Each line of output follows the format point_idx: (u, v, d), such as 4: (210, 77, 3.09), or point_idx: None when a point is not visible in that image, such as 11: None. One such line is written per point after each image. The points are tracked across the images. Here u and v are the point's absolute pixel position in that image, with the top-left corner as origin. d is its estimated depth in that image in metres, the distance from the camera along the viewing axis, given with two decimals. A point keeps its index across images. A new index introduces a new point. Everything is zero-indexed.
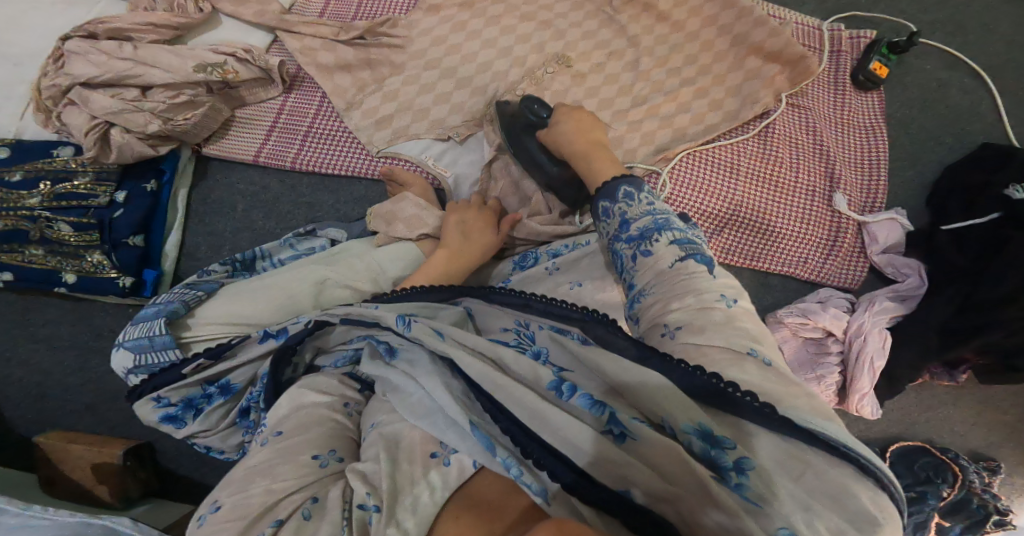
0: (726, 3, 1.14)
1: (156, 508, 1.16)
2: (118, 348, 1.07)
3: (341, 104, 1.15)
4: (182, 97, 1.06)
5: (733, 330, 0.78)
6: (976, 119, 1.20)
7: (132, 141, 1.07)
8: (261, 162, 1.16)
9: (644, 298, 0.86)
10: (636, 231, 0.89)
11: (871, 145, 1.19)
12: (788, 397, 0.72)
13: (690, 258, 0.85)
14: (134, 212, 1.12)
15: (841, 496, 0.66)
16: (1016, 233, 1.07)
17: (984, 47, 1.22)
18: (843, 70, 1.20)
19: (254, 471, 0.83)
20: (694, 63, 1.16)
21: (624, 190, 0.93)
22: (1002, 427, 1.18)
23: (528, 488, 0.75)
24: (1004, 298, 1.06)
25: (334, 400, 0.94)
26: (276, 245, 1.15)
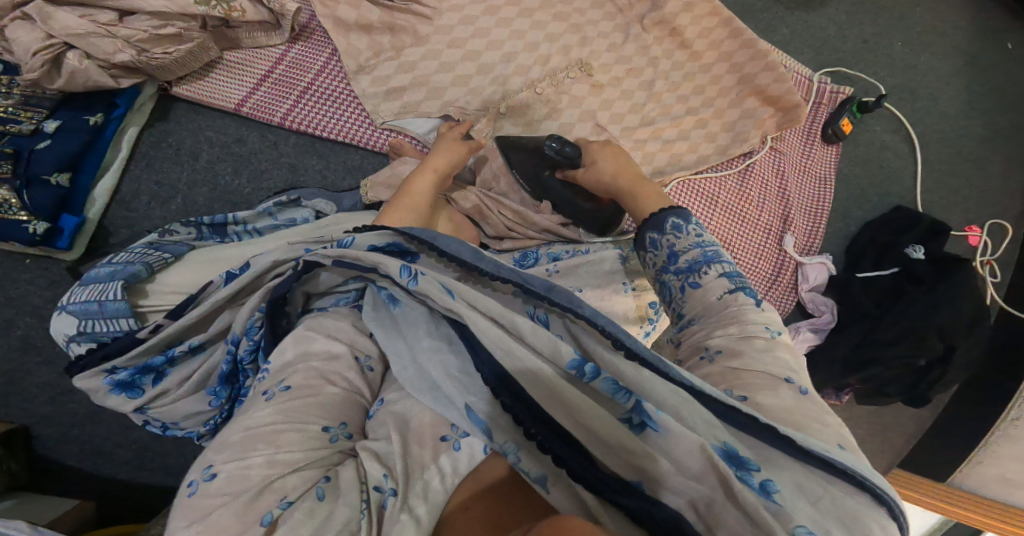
0: (745, 43, 1.21)
1: (30, 502, 1.02)
2: (58, 313, 0.93)
3: (351, 66, 1.12)
4: (170, 29, 1.03)
5: (773, 359, 0.77)
6: (897, 184, 1.45)
7: (90, 67, 1.00)
8: (244, 112, 1.13)
9: (690, 326, 0.83)
10: (683, 263, 0.84)
11: (819, 195, 1.36)
12: (813, 423, 0.74)
13: (740, 292, 0.82)
14: (64, 146, 1.01)
15: (853, 521, 0.69)
16: (910, 288, 1.32)
17: (921, 119, 1.48)
18: (817, 122, 1.37)
19: (256, 437, 0.78)
20: (701, 94, 1.24)
21: (672, 222, 0.88)
22: (855, 442, 1.46)
23: (528, 473, 0.78)
24: (892, 339, 1.29)
25: (346, 353, 0.90)
26: (254, 214, 1.04)
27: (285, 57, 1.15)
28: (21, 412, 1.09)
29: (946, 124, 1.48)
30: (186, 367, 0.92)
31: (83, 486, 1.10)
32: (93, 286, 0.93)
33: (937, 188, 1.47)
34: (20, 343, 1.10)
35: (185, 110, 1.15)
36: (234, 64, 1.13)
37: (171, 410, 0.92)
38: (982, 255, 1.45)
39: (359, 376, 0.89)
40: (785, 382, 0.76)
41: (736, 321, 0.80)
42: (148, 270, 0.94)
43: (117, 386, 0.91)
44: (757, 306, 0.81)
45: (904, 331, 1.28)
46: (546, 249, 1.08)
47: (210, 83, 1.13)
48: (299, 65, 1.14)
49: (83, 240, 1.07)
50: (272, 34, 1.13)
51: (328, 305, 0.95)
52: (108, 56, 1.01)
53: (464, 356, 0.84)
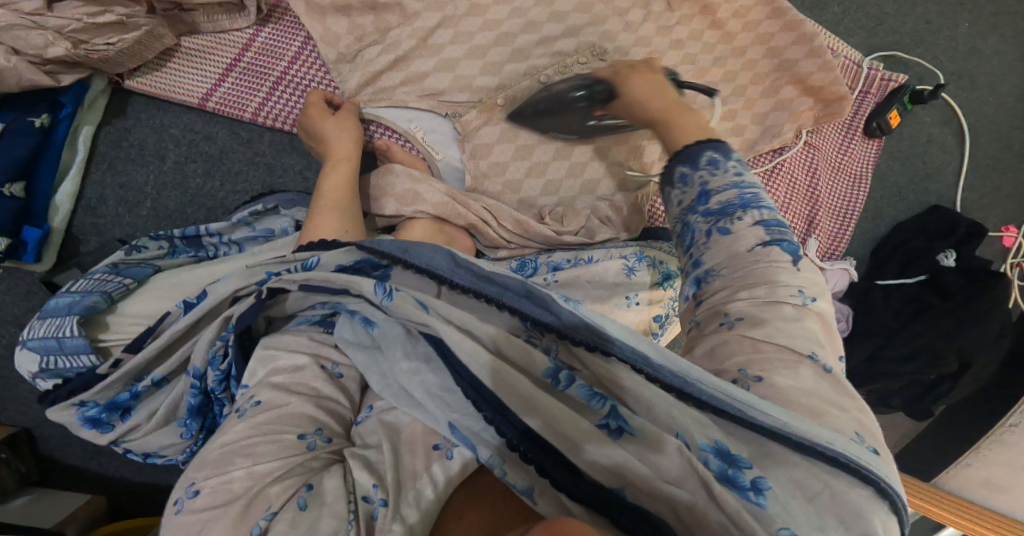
0: (788, 24, 1.08)
1: (40, 502, 1.02)
2: (20, 349, 0.87)
3: (329, 55, 1.01)
4: (109, 16, 0.93)
5: (800, 329, 0.68)
6: (935, 181, 1.34)
7: (19, 65, 0.90)
8: (209, 108, 1.04)
9: (712, 280, 0.71)
10: (715, 204, 0.72)
11: (854, 194, 1.25)
12: (833, 409, 0.64)
13: (774, 246, 0.70)
14: (10, 156, 0.93)
15: (855, 518, 0.60)
16: (934, 301, 1.23)
17: (977, 107, 1.33)
18: (861, 112, 1.24)
19: (232, 451, 0.72)
20: (732, 82, 1.11)
21: (708, 155, 0.75)
22: None
23: (513, 486, 0.68)
24: (905, 356, 1.22)
25: (309, 363, 0.82)
26: (229, 224, 0.95)
27: (252, 42, 1.04)
28: (21, 415, 1.06)
29: (1005, 112, 1.34)
30: (152, 401, 0.86)
31: (88, 482, 1.10)
32: (51, 319, 0.87)
33: (983, 185, 1.35)
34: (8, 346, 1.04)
35: (144, 105, 1.05)
36: (193, 52, 1.03)
37: (144, 443, 0.86)
38: (1012, 257, 1.34)
39: (328, 382, 0.81)
40: (809, 360, 0.67)
41: (766, 282, 0.69)
42: (107, 300, 0.87)
43: (87, 421, 0.85)
44: (792, 264, 0.70)
45: (920, 348, 1.21)
46: (545, 258, 0.98)
47: (166, 74, 1.03)
48: (269, 53, 1.04)
49: (51, 252, 1.01)
50: (236, 16, 1.02)
51: (292, 328, 0.86)
52: (39, 50, 0.91)
53: (443, 371, 0.74)
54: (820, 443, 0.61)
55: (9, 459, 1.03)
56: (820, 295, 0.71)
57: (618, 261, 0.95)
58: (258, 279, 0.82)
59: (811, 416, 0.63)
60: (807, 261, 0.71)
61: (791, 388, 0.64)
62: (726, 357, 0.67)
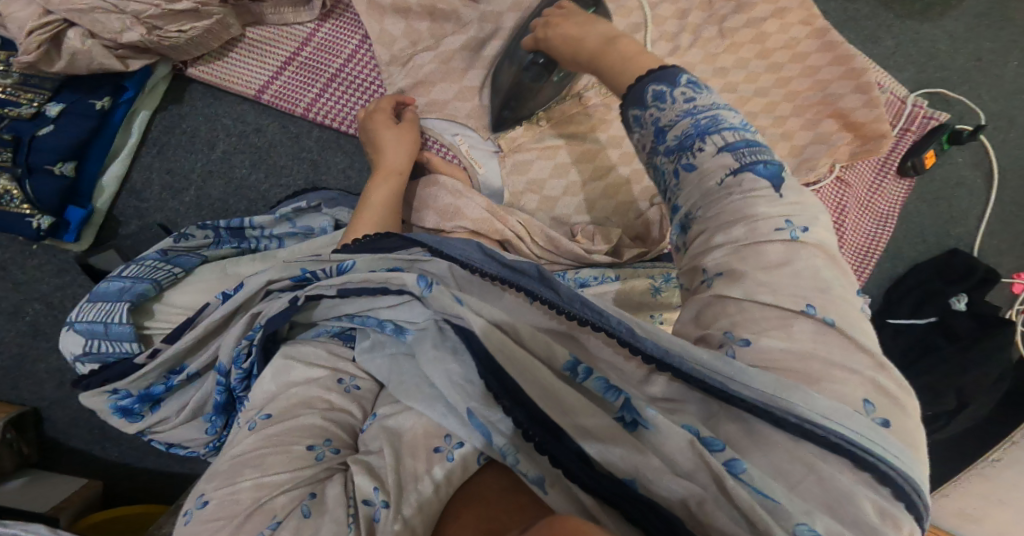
0: (838, 58, 1.09)
1: (38, 483, 1.05)
2: (67, 331, 0.92)
3: (383, 56, 1.03)
4: (185, 4, 0.95)
5: (792, 275, 0.62)
6: (959, 224, 1.34)
7: (94, 49, 0.94)
8: (264, 100, 1.06)
9: (690, 224, 0.67)
10: (672, 140, 0.68)
11: (878, 233, 1.26)
12: (836, 377, 0.59)
13: (746, 171, 0.65)
14: (64, 135, 0.96)
15: (842, 503, 0.56)
16: (941, 343, 1.26)
17: (1010, 150, 1.33)
18: (897, 151, 1.24)
19: (241, 462, 0.73)
20: (772, 111, 1.11)
21: (653, 91, 0.71)
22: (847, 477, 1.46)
23: (524, 475, 0.64)
24: None
25: (326, 376, 0.83)
26: (272, 219, 0.98)
27: (313, 37, 1.06)
28: (30, 395, 1.12)
29: None
30: (184, 395, 0.90)
31: (90, 467, 1.14)
32: (101, 302, 0.91)
33: (1005, 230, 1.35)
34: (29, 330, 1.11)
35: (202, 92, 1.08)
36: (256, 42, 1.05)
37: (174, 434, 0.91)
38: (1020, 304, 1.34)
39: (340, 396, 0.81)
40: (803, 316, 0.61)
41: (743, 219, 0.64)
42: (156, 288, 0.91)
43: (119, 410, 0.91)
44: (772, 192, 0.64)
45: (920, 386, 1.23)
46: (573, 273, 0.97)
47: (227, 63, 1.05)
48: (328, 49, 1.06)
49: (92, 231, 1.03)
50: (301, 10, 1.05)
51: (307, 336, 0.88)
52: (114, 34, 0.94)
53: (468, 363, 0.72)
54: (813, 419, 0.57)
55: (13, 440, 1.07)
56: (814, 221, 0.64)
57: (646, 280, 0.94)
58: (293, 274, 0.85)
59: (807, 383, 0.59)
60: (790, 186, 0.65)
61: (786, 358, 0.60)
62: (712, 320, 0.64)
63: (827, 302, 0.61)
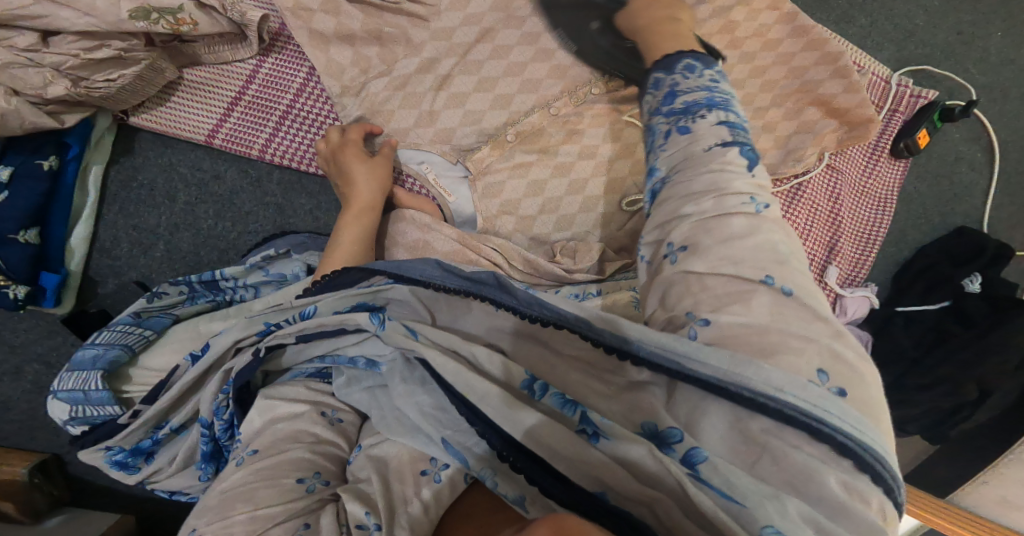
0: (810, 43, 1.04)
1: (74, 519, 1.00)
2: (50, 399, 0.88)
3: (333, 87, 0.97)
4: (105, 51, 0.89)
5: (752, 244, 0.64)
6: (962, 200, 1.29)
7: (20, 106, 0.88)
8: (216, 144, 1.02)
9: (666, 183, 0.70)
10: (681, 104, 0.73)
11: (876, 220, 1.20)
12: (789, 348, 0.60)
13: (733, 147, 0.69)
14: (21, 202, 0.91)
15: (804, 480, 0.57)
16: (957, 330, 1.19)
17: (1008, 120, 1.27)
18: (887, 133, 1.19)
19: (233, 497, 0.70)
20: (751, 104, 1.07)
21: (686, 62, 0.76)
22: None
23: (505, 497, 0.65)
24: (925, 383, 1.18)
25: (308, 410, 0.79)
26: (243, 268, 0.94)
27: (257, 73, 1.01)
28: (48, 442, 1.06)
29: None
30: (173, 447, 0.86)
31: (120, 503, 1.09)
32: (78, 372, 0.87)
33: (1010, 202, 1.30)
34: (33, 388, 1.04)
35: (152, 141, 1.04)
36: (197, 84, 1.01)
37: (170, 484, 0.87)
38: None
39: (326, 430, 0.78)
40: (764, 285, 0.63)
41: (714, 190, 0.66)
42: (129, 352, 0.87)
43: (115, 463, 0.86)
44: (746, 171, 0.68)
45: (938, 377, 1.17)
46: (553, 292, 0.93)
47: (173, 109, 1.01)
48: (274, 84, 1.01)
49: (70, 294, 1.01)
50: (239, 47, 0.98)
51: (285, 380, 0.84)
52: (38, 90, 0.88)
53: (436, 391, 0.71)
54: (768, 392, 0.58)
55: (41, 483, 1.02)
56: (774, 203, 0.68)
57: (627, 292, 0.87)
58: (257, 329, 0.81)
59: (761, 355, 0.60)
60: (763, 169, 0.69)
61: (744, 329, 0.61)
62: (674, 302, 0.65)
63: (785, 271, 0.63)
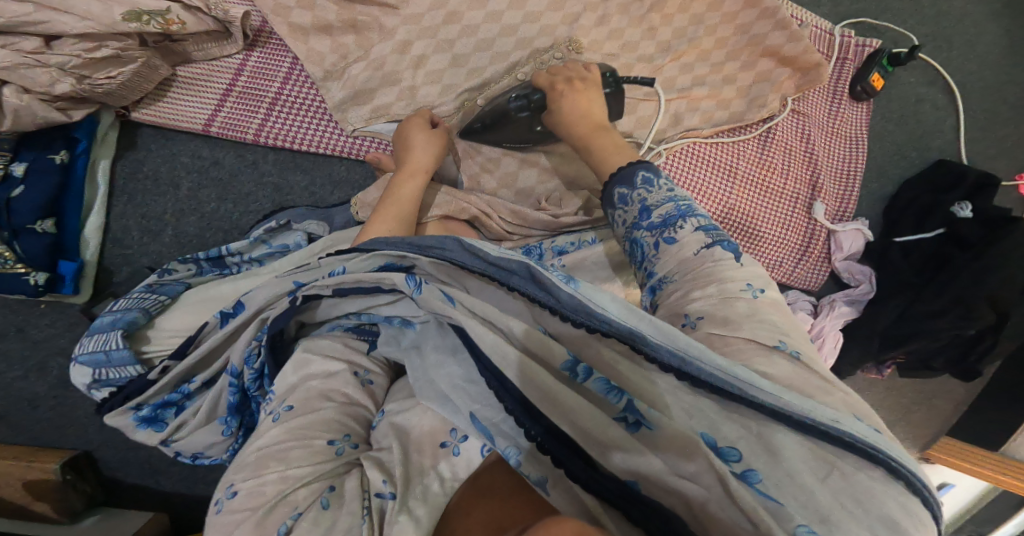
0: (750, 2, 1.10)
1: (109, 518, 1.06)
2: (72, 364, 0.93)
3: (317, 73, 1.06)
4: (104, 51, 0.98)
5: (758, 322, 0.70)
6: (936, 136, 1.33)
7: (31, 102, 0.95)
8: (213, 132, 1.08)
9: (667, 285, 0.76)
10: (656, 217, 0.79)
11: (852, 155, 1.26)
12: (825, 392, 0.66)
13: (716, 246, 0.76)
14: (37, 191, 0.98)
15: (867, 497, 0.61)
16: (956, 253, 1.20)
17: (960, 63, 1.35)
18: (843, 79, 1.26)
19: (266, 455, 0.74)
20: (707, 60, 1.13)
21: (642, 175, 0.83)
22: (895, 408, 1.36)
23: (527, 477, 0.69)
24: (938, 309, 1.17)
25: (342, 370, 0.83)
26: (248, 243, 1.00)
27: (244, 66, 1.10)
28: (78, 440, 1.09)
29: (989, 67, 1.35)
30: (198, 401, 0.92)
31: (146, 503, 1.12)
32: (99, 335, 0.93)
33: (982, 135, 1.34)
34: (58, 382, 1.08)
35: (152, 134, 1.10)
36: (190, 79, 1.09)
37: (193, 441, 0.90)
38: None
39: (357, 390, 0.82)
40: (777, 350, 0.69)
41: (716, 279, 0.74)
42: (146, 315, 0.94)
43: (143, 421, 0.92)
44: (735, 261, 0.75)
45: (951, 302, 1.16)
46: (550, 243, 1.02)
47: (170, 103, 1.08)
48: (262, 74, 1.10)
49: (88, 284, 1.05)
50: (225, 43, 1.08)
51: (321, 331, 0.88)
52: (47, 88, 0.95)
53: (468, 364, 0.75)
54: (825, 423, 0.62)
55: (74, 482, 1.05)
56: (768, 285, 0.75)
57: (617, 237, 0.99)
58: (286, 288, 0.85)
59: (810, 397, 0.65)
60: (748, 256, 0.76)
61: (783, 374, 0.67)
62: None
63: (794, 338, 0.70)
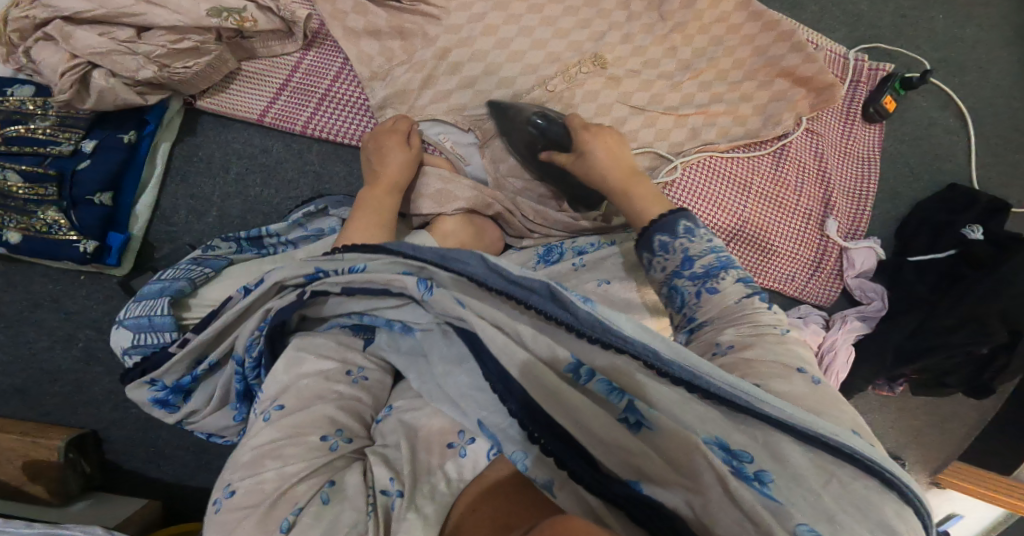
0: (767, 25, 1.18)
1: (100, 503, 1.12)
2: (116, 327, 1.01)
3: (364, 73, 1.14)
4: (187, 42, 1.07)
5: (782, 349, 0.76)
6: (948, 160, 1.37)
7: (116, 85, 1.06)
8: (266, 122, 1.17)
9: (704, 330, 0.80)
10: (699, 268, 0.82)
11: (864, 175, 1.30)
12: (830, 409, 0.71)
13: (755, 296, 0.80)
14: (101, 165, 1.08)
15: (864, 504, 0.65)
16: (968, 271, 1.21)
17: (973, 91, 1.40)
18: (856, 100, 1.31)
19: (263, 453, 0.79)
20: (726, 79, 1.19)
21: (682, 226, 0.86)
22: (912, 431, 1.34)
23: (534, 479, 0.74)
24: (951, 325, 1.18)
25: (335, 368, 0.89)
26: (287, 225, 1.09)
27: (300, 64, 1.18)
28: (88, 418, 1.16)
29: (1001, 96, 1.40)
30: (208, 386, 0.99)
31: (146, 486, 1.18)
32: (146, 301, 1.01)
33: (993, 162, 1.38)
34: (83, 355, 1.16)
35: (213, 121, 1.19)
36: (252, 74, 1.18)
37: (207, 423, 1.00)
38: None
39: (348, 386, 0.88)
40: (799, 372, 0.74)
41: (750, 321, 0.78)
42: (191, 285, 1.02)
43: (158, 400, 0.99)
44: (770, 307, 0.79)
45: (964, 317, 1.17)
46: (570, 243, 1.08)
47: (231, 95, 1.17)
48: (315, 73, 1.18)
49: (130, 258, 1.14)
50: (286, 42, 1.17)
51: (324, 330, 0.94)
52: (131, 72, 1.06)
53: (474, 372, 0.81)
54: (828, 434, 0.66)
55: (75, 460, 1.11)
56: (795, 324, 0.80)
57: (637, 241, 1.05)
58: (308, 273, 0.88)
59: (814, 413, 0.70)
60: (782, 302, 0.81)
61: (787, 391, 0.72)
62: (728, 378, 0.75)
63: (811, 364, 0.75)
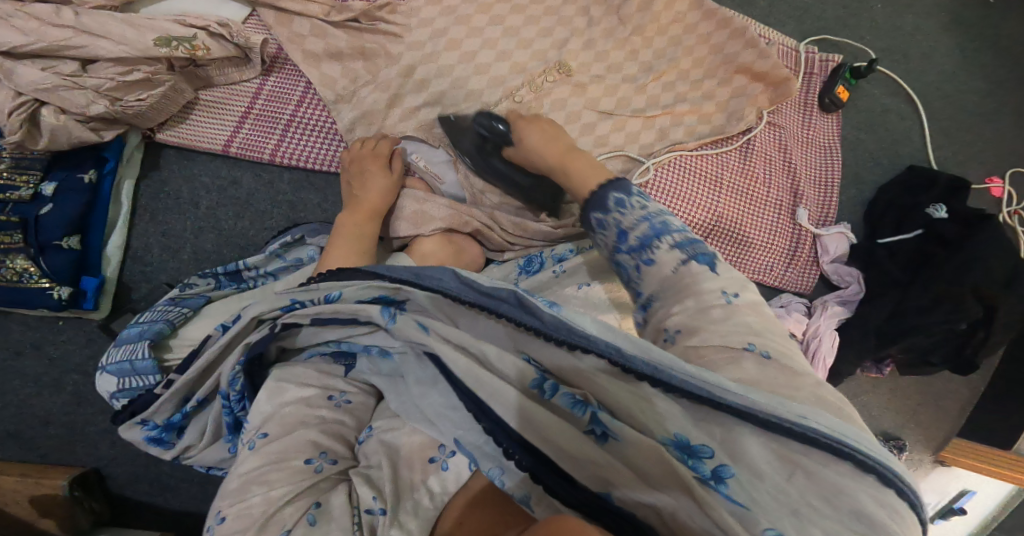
0: (720, 23, 1.20)
1: None
2: (100, 374, 0.98)
3: (330, 96, 1.13)
4: (137, 74, 1.05)
5: (731, 326, 0.72)
6: (906, 144, 1.41)
7: (68, 122, 1.03)
8: (232, 152, 1.15)
9: (654, 307, 0.77)
10: (634, 240, 0.79)
11: (827, 163, 1.33)
12: (800, 393, 0.67)
13: (692, 261, 0.76)
14: (65, 209, 1.05)
15: (835, 494, 0.62)
16: (937, 251, 1.23)
17: (921, 75, 1.44)
18: (812, 92, 1.35)
19: (248, 480, 0.76)
20: (688, 79, 1.21)
21: (614, 197, 0.83)
22: (906, 411, 1.34)
23: (512, 495, 0.72)
24: (926, 306, 1.19)
25: (315, 393, 0.85)
26: (264, 257, 1.05)
27: (261, 90, 1.17)
28: (86, 457, 1.11)
29: (948, 78, 1.44)
30: (200, 420, 0.95)
31: (157, 520, 1.13)
32: (125, 345, 0.98)
33: (949, 143, 1.41)
34: (72, 396, 1.11)
35: (175, 156, 1.16)
36: (212, 103, 1.16)
37: (203, 458, 0.95)
38: (1007, 207, 1.37)
39: (332, 411, 0.84)
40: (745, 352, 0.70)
41: (691, 293, 0.75)
42: (170, 326, 0.99)
43: (150, 440, 0.95)
44: (711, 272, 0.76)
45: (937, 297, 1.18)
46: (551, 251, 1.06)
47: (192, 125, 1.15)
48: (278, 98, 1.17)
49: (108, 300, 1.10)
50: (244, 69, 1.15)
51: (302, 360, 0.90)
52: (81, 108, 1.03)
53: (446, 391, 0.78)
54: (793, 420, 0.63)
55: (81, 498, 1.06)
56: (744, 288, 0.75)
57: None
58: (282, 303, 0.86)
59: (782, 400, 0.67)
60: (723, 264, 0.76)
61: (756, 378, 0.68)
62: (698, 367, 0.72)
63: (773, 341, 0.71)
